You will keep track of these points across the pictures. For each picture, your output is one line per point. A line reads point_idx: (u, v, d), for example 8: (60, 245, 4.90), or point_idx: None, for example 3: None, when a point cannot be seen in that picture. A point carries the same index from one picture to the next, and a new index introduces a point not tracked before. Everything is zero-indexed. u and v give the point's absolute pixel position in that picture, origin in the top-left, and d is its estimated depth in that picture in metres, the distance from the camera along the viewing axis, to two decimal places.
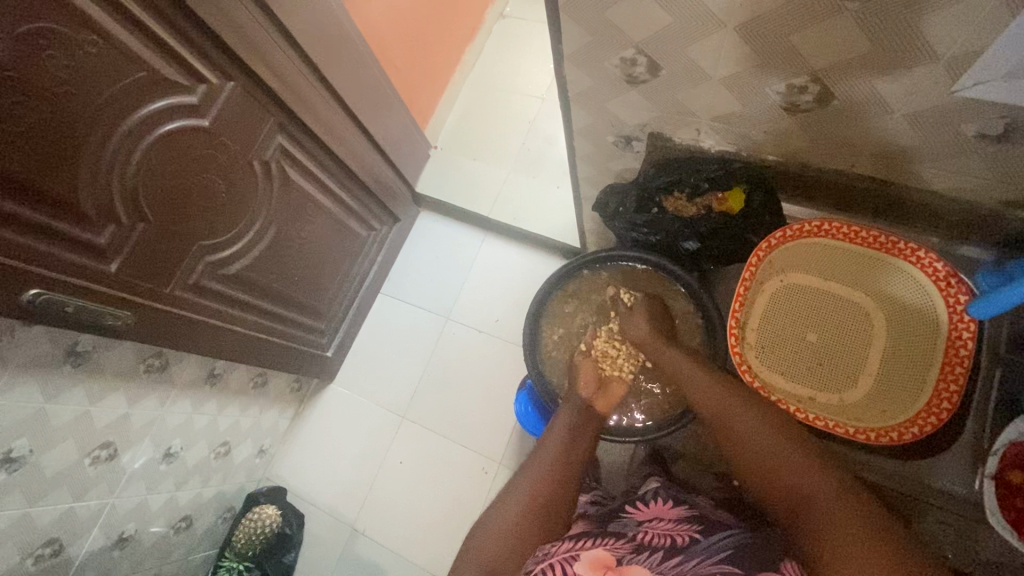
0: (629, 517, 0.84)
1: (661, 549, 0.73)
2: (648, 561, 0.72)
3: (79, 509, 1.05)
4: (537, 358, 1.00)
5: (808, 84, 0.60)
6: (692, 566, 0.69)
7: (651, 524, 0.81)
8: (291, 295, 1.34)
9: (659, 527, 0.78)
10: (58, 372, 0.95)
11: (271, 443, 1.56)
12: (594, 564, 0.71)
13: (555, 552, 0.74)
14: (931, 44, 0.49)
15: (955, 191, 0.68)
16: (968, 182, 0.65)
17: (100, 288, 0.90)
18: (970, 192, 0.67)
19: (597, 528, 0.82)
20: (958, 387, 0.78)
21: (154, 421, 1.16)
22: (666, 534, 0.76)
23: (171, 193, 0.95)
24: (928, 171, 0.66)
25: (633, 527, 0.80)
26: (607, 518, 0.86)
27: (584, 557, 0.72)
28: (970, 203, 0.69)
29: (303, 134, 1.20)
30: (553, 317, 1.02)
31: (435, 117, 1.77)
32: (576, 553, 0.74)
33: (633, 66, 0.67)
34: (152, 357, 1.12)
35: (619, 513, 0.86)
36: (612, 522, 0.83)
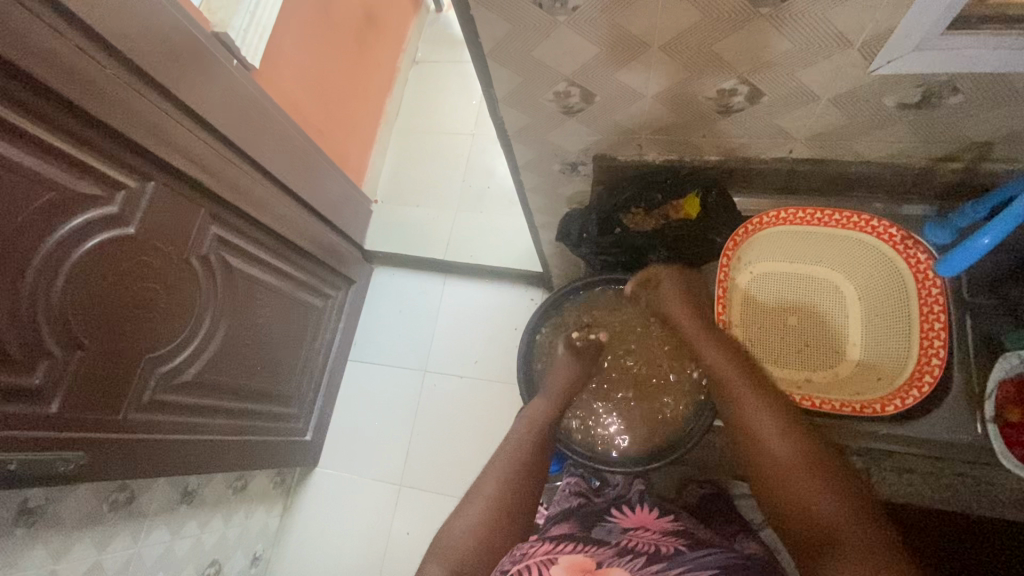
0: (614, 524, 0.81)
1: (645, 557, 0.67)
2: (631, 565, 0.65)
3: None
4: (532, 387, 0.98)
5: (737, 86, 0.62)
6: (675, 567, 0.63)
7: (636, 532, 0.78)
8: (256, 386, 1.26)
9: (644, 536, 0.75)
10: (9, 538, 0.84)
11: (264, 548, 1.45)
12: (572, 565, 0.65)
13: (534, 553, 0.67)
14: (845, 33, 0.52)
15: (888, 157, 0.72)
16: (898, 148, 0.70)
17: (43, 432, 0.82)
18: (901, 155, 0.71)
19: (581, 533, 0.79)
20: (943, 343, 0.81)
21: (129, 561, 1.04)
22: (652, 543, 0.71)
23: (107, 313, 0.88)
24: (862, 144, 0.70)
25: (618, 535, 0.77)
26: (590, 522, 0.84)
27: (562, 561, 0.66)
28: (904, 165, 0.73)
29: (237, 219, 1.15)
30: (542, 351, 1.00)
31: (370, 172, 1.75)
32: (555, 556, 0.67)
33: (568, 97, 0.68)
34: (116, 492, 1.01)
35: (603, 519, 0.84)
36: (596, 528, 0.81)
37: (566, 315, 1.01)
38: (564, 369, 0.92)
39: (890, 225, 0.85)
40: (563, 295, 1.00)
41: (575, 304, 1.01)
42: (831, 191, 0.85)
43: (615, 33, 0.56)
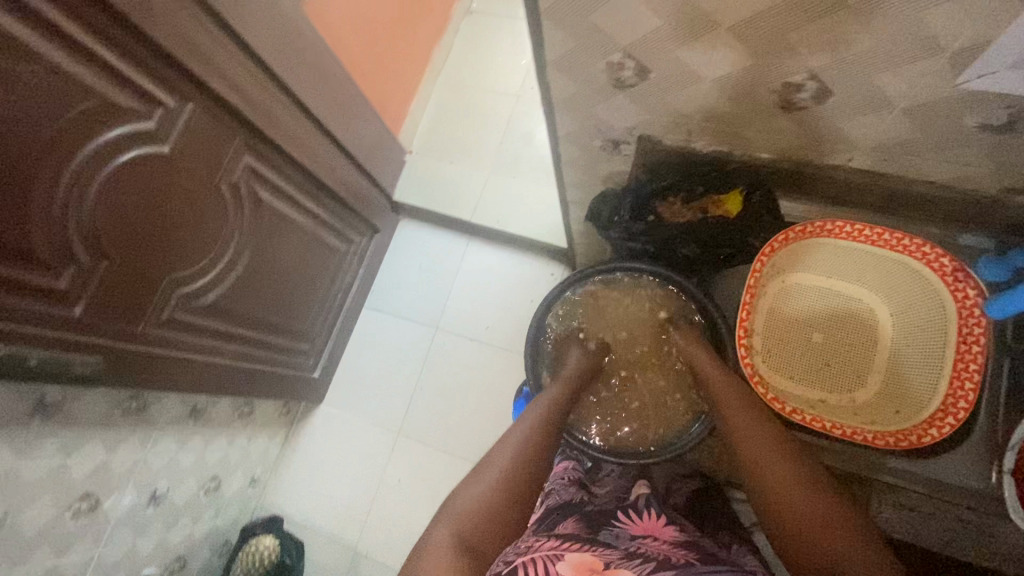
0: (622, 530, 0.80)
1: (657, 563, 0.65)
2: (638, 568, 0.63)
3: (64, 566, 0.99)
4: (537, 369, 0.98)
5: (806, 81, 0.57)
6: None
7: (644, 540, 0.76)
8: (271, 319, 1.28)
9: (653, 544, 0.73)
10: (26, 427, 0.88)
11: (262, 471, 1.50)
12: (578, 562, 0.63)
13: (541, 549, 0.65)
14: (937, 38, 0.47)
15: (954, 181, 0.67)
16: (968, 174, 0.65)
17: (64, 334, 0.85)
18: (971, 181, 0.66)
19: (586, 533, 0.77)
20: (974, 386, 0.79)
21: (135, 466, 1.09)
22: (661, 552, 0.70)
23: (136, 229, 0.89)
24: (930, 163, 0.65)
25: (626, 540, 0.75)
26: (596, 523, 0.82)
27: (569, 558, 0.63)
28: (972, 190, 0.68)
29: (271, 152, 1.14)
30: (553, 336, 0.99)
31: (408, 122, 1.72)
32: (562, 552, 0.64)
33: (621, 70, 0.64)
34: (129, 399, 1.05)
35: (609, 523, 0.82)
36: (602, 531, 0.78)
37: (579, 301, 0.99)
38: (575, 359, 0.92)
39: (942, 253, 0.79)
40: (576, 279, 0.98)
41: (589, 289, 0.99)
42: (885, 211, 0.79)
43: (682, 6, 0.52)
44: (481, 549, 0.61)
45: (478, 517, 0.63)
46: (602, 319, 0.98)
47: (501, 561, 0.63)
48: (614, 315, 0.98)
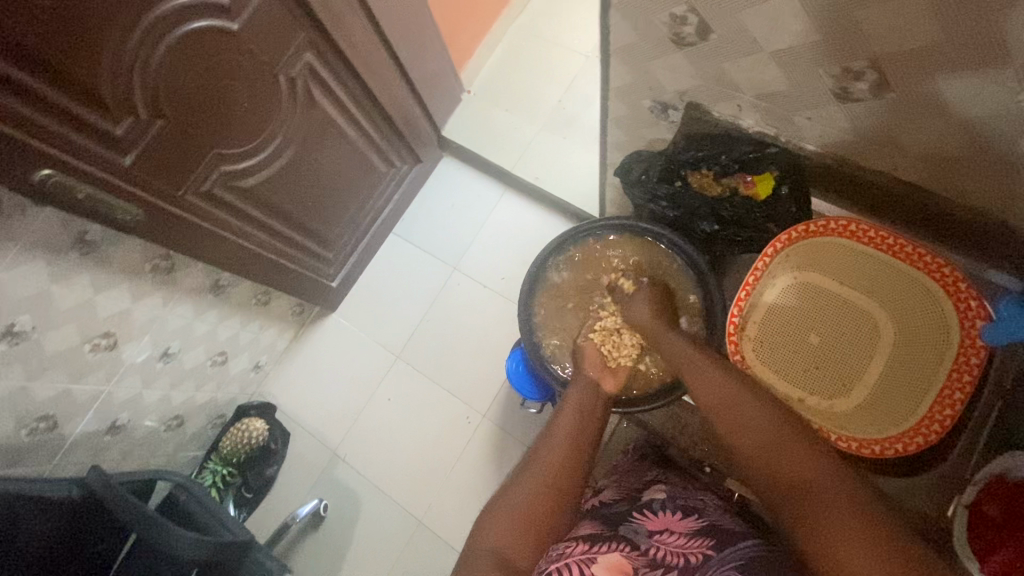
0: (640, 523, 0.79)
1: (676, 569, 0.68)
2: None
3: (76, 392, 1.08)
4: (532, 327, 1.01)
5: (865, 71, 0.61)
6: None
7: (663, 535, 0.76)
8: (301, 219, 1.33)
9: (672, 540, 0.73)
10: (65, 257, 0.95)
11: (267, 361, 1.59)
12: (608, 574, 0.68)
13: (571, 553, 0.72)
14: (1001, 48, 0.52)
15: (986, 210, 0.74)
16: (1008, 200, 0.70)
17: (111, 178, 0.89)
18: (1002, 211, 0.73)
19: (609, 529, 0.79)
20: (952, 413, 0.82)
21: (154, 321, 1.18)
22: (681, 551, 0.71)
23: (194, 96, 0.94)
24: (970, 185, 0.72)
25: (645, 536, 0.76)
26: (615, 518, 0.82)
27: (600, 564, 0.70)
28: (1001, 224, 0.75)
29: (333, 56, 1.17)
30: (547, 291, 1.02)
31: (474, 60, 1.71)
32: (593, 556, 0.71)
33: (683, 25, 0.65)
34: (159, 258, 1.12)
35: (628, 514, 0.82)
36: (623, 526, 0.79)
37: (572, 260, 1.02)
38: (592, 357, 0.95)
39: (960, 277, 0.81)
40: (572, 236, 1.01)
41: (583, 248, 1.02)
42: (923, 230, 0.84)
43: None
44: (521, 564, 0.67)
45: (515, 545, 0.68)
46: (593, 277, 1.02)
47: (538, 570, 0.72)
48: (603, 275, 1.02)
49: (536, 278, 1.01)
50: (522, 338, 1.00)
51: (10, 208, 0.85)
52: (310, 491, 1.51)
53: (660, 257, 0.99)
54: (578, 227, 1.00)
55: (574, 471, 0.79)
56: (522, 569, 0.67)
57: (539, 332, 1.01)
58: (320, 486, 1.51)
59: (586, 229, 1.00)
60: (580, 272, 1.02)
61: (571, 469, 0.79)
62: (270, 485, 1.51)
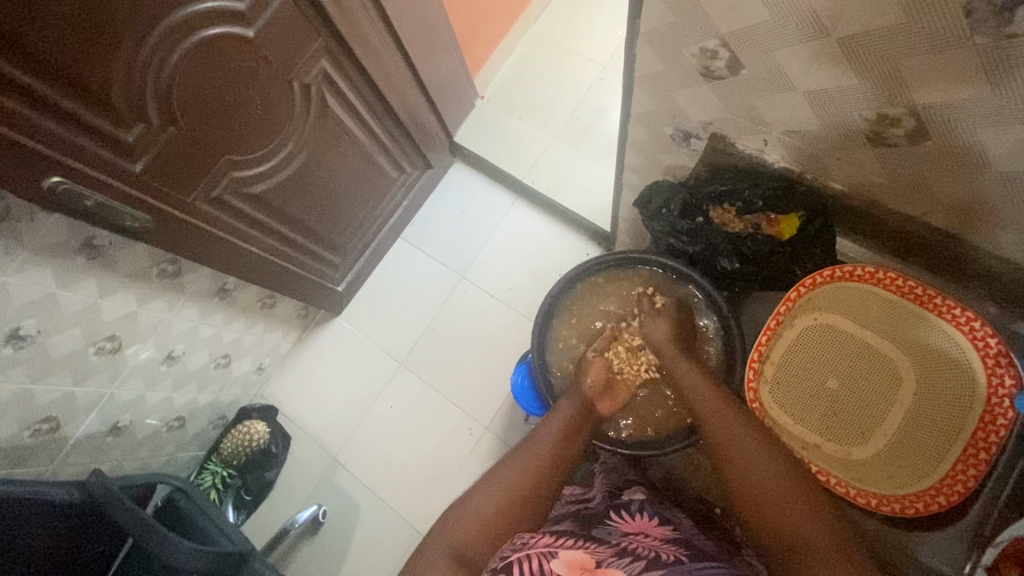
0: (613, 526, 0.79)
1: (645, 560, 0.67)
2: (627, 567, 0.65)
3: (79, 394, 1.08)
4: (543, 348, 0.99)
5: (903, 117, 0.62)
6: None
7: (635, 537, 0.76)
8: (309, 224, 1.32)
9: (645, 541, 0.73)
10: (72, 262, 0.94)
11: (270, 363, 1.58)
12: (572, 560, 0.65)
13: (534, 545, 0.70)
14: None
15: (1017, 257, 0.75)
16: None
17: (122, 185, 0.88)
18: None
19: (580, 530, 0.77)
20: (976, 474, 0.81)
21: (159, 324, 1.17)
22: (651, 548, 0.71)
23: (205, 102, 0.92)
24: (1003, 233, 0.72)
25: (616, 537, 0.75)
26: (589, 522, 0.81)
27: (562, 556, 0.66)
28: None
29: (349, 63, 1.16)
30: (562, 323, 1.00)
31: (489, 66, 1.70)
32: (555, 550, 0.68)
33: (713, 58, 0.64)
34: (166, 263, 1.11)
35: (604, 519, 0.82)
36: (597, 527, 0.79)
37: (585, 292, 1.01)
38: (597, 372, 0.95)
39: (991, 333, 0.81)
40: (584, 269, 0.99)
41: (597, 280, 1.01)
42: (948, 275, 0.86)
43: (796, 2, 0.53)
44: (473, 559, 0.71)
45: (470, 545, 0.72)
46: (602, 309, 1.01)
47: (499, 556, 0.69)
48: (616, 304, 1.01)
49: (550, 311, 0.99)
50: (532, 356, 0.99)
51: (19, 213, 0.84)
52: (309, 496, 1.50)
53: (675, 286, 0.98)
54: (593, 260, 0.98)
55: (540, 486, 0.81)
56: (475, 564, 0.70)
57: (549, 356, 1.00)
58: (320, 492, 1.50)
59: (599, 262, 0.99)
60: (593, 305, 1.01)
61: (535, 483, 0.81)
62: (269, 489, 1.50)
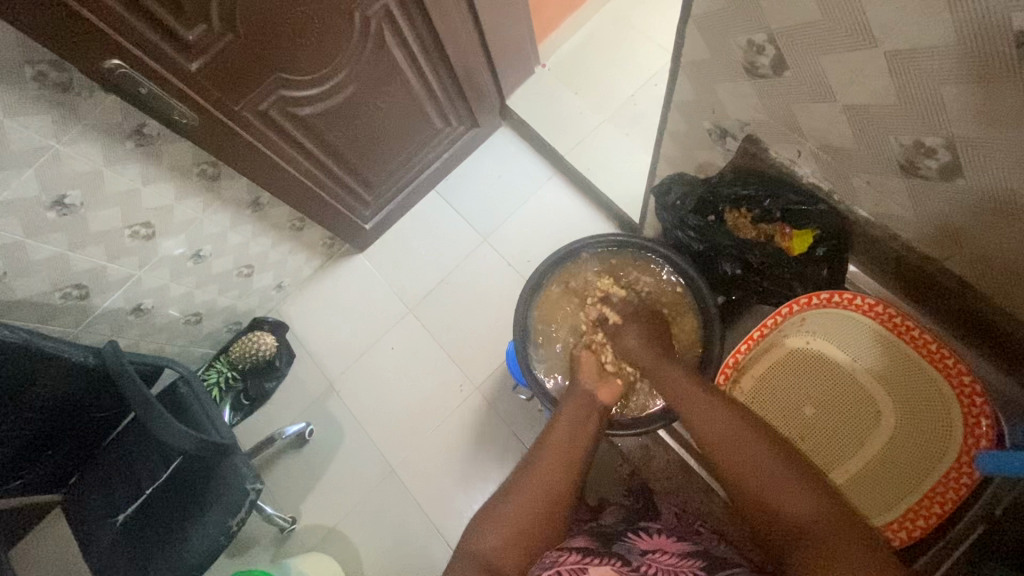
0: (631, 542, 0.78)
1: None
2: None
3: (110, 270, 1.16)
4: (530, 314, 1.02)
5: (939, 149, 0.61)
6: None
7: (654, 555, 0.74)
8: (348, 157, 1.35)
9: (664, 559, 0.72)
10: (121, 144, 1.00)
11: (290, 283, 1.64)
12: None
13: (564, 562, 0.70)
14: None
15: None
16: None
17: (175, 80, 0.92)
18: None
19: (602, 546, 0.75)
20: (924, 525, 0.82)
21: (191, 222, 1.23)
22: (671, 567, 0.70)
23: (267, 16, 0.95)
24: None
25: (636, 555, 0.73)
26: (607, 537, 0.80)
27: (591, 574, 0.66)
28: None
29: (413, 5, 1.16)
30: (551, 292, 1.03)
31: (556, 34, 1.67)
32: (583, 567, 0.68)
33: (759, 54, 0.65)
34: (207, 165, 1.17)
35: (622, 535, 0.81)
36: (615, 544, 0.77)
37: (576, 270, 1.03)
38: (586, 365, 0.95)
39: (979, 391, 0.80)
40: (592, 241, 1.01)
41: (592, 262, 1.04)
42: (950, 325, 0.87)
43: (849, 13, 0.54)
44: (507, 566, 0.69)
45: (504, 553, 0.70)
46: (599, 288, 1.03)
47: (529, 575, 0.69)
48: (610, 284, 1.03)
49: (541, 279, 1.01)
50: (515, 339, 0.99)
51: (80, 87, 0.90)
52: (300, 414, 1.58)
53: (675, 282, 1.00)
54: (588, 238, 1.01)
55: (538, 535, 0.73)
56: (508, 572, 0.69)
57: (531, 334, 1.02)
58: (311, 412, 1.58)
59: (589, 242, 1.01)
60: (580, 285, 1.03)
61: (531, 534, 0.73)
62: (266, 398, 1.59)
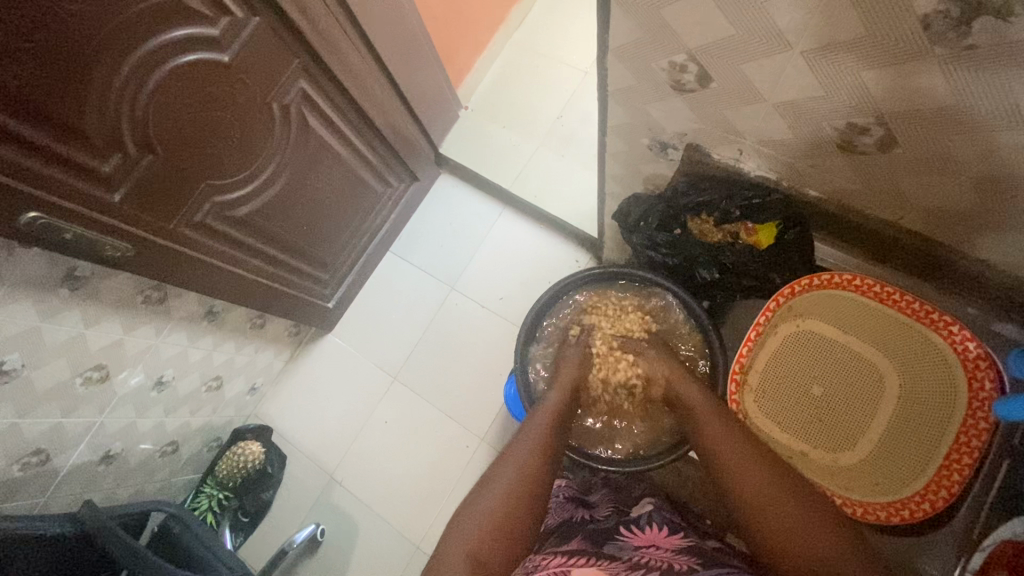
0: (625, 542, 0.81)
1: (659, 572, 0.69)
2: None
3: (68, 424, 1.07)
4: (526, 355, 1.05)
5: (872, 126, 0.65)
6: None
7: (647, 550, 0.78)
8: (296, 243, 1.31)
9: (657, 553, 0.76)
10: (53, 293, 0.93)
11: (263, 382, 1.57)
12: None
13: (547, 566, 0.73)
14: (1015, 82, 0.52)
15: (1002, 260, 0.78)
16: (1001, 251, 0.76)
17: (102, 217, 0.88)
18: (1012, 262, 0.77)
19: (592, 548, 0.79)
20: (959, 479, 0.84)
21: (146, 350, 1.16)
22: (665, 561, 0.73)
23: (184, 130, 0.92)
24: (977, 235, 0.76)
25: (629, 551, 0.77)
26: (600, 537, 0.84)
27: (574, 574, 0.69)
28: (1016, 276, 0.79)
29: (329, 83, 1.16)
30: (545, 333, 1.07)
31: (472, 76, 1.70)
32: (568, 568, 0.71)
33: (682, 72, 0.68)
34: (151, 289, 1.10)
35: (613, 535, 0.84)
36: (607, 544, 0.81)
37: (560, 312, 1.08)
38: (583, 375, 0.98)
39: (969, 337, 0.84)
40: (573, 280, 1.05)
41: (582, 296, 1.08)
42: (921, 277, 0.91)
43: (761, 20, 0.56)
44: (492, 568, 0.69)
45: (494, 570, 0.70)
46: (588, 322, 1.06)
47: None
48: (596, 316, 1.07)
49: (534, 325, 1.05)
50: (514, 372, 1.03)
51: None
52: (307, 517, 1.49)
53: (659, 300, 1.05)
54: (577, 273, 1.04)
55: (515, 544, 0.73)
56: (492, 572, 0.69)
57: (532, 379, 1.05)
58: (317, 511, 1.49)
59: (568, 281, 1.05)
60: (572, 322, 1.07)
61: (509, 529, 0.73)
62: (266, 511, 1.49)
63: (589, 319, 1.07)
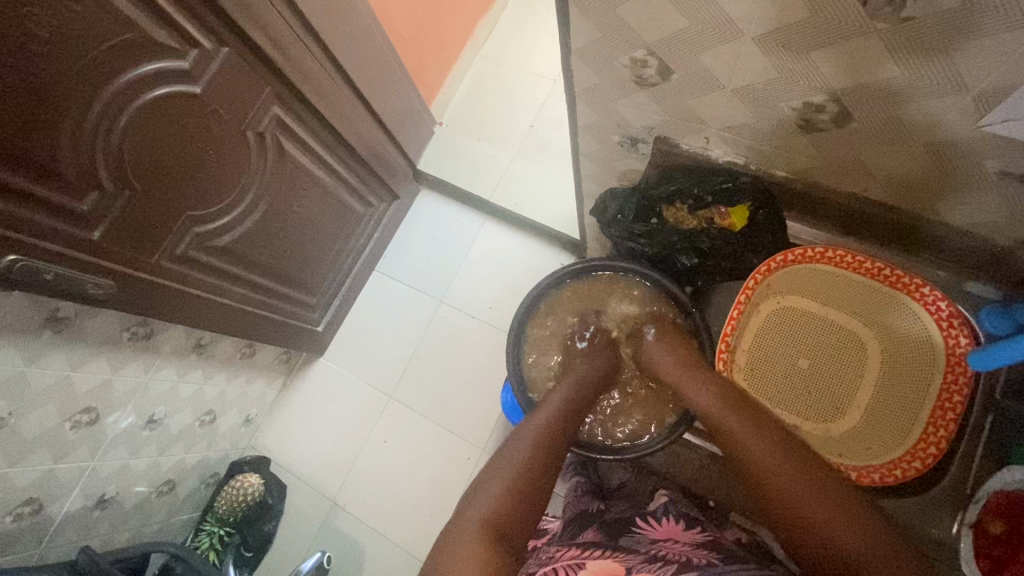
0: (642, 535, 0.81)
1: (675, 564, 0.68)
2: (657, 570, 0.67)
3: (59, 471, 1.04)
4: (518, 358, 1.07)
5: (827, 103, 0.67)
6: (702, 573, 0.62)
7: (665, 543, 0.77)
8: (281, 269, 1.31)
9: (673, 546, 0.75)
10: (37, 337, 0.92)
11: (257, 413, 1.55)
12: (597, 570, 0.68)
13: (561, 559, 0.73)
14: (954, 51, 0.55)
15: (966, 224, 0.81)
16: (964, 215, 0.79)
17: (82, 255, 0.87)
18: (974, 224, 0.80)
19: (608, 541, 0.80)
20: (947, 434, 0.87)
21: (136, 388, 1.14)
22: (682, 553, 0.72)
23: (160, 162, 0.93)
24: (940, 201, 0.79)
25: (646, 544, 0.77)
26: (617, 531, 0.84)
27: (587, 566, 0.70)
28: (980, 237, 0.82)
29: (302, 108, 1.17)
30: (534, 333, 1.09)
31: (443, 92, 1.73)
32: (582, 561, 0.71)
33: (643, 67, 0.70)
34: (137, 325, 1.09)
35: (630, 529, 0.84)
36: (624, 537, 0.81)
37: (545, 312, 1.09)
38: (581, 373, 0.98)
39: (941, 298, 0.87)
40: (555, 279, 1.07)
41: (567, 294, 1.09)
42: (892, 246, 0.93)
43: (712, 13, 0.59)
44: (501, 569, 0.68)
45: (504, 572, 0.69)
46: (576, 319, 1.08)
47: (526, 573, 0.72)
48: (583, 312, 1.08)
49: (522, 329, 1.07)
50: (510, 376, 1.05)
51: None
52: (312, 546, 1.47)
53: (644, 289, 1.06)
54: (559, 272, 1.06)
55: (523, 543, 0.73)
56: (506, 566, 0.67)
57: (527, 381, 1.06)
58: (322, 538, 1.47)
59: (549, 282, 1.07)
60: (561, 319, 1.09)
61: None
62: (269, 543, 1.46)
63: (577, 316, 1.08)
